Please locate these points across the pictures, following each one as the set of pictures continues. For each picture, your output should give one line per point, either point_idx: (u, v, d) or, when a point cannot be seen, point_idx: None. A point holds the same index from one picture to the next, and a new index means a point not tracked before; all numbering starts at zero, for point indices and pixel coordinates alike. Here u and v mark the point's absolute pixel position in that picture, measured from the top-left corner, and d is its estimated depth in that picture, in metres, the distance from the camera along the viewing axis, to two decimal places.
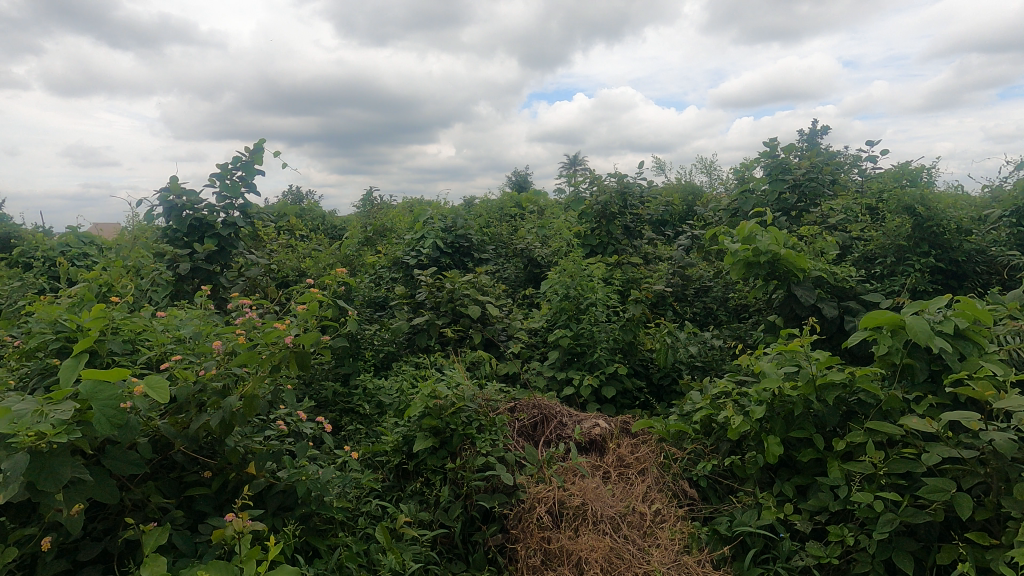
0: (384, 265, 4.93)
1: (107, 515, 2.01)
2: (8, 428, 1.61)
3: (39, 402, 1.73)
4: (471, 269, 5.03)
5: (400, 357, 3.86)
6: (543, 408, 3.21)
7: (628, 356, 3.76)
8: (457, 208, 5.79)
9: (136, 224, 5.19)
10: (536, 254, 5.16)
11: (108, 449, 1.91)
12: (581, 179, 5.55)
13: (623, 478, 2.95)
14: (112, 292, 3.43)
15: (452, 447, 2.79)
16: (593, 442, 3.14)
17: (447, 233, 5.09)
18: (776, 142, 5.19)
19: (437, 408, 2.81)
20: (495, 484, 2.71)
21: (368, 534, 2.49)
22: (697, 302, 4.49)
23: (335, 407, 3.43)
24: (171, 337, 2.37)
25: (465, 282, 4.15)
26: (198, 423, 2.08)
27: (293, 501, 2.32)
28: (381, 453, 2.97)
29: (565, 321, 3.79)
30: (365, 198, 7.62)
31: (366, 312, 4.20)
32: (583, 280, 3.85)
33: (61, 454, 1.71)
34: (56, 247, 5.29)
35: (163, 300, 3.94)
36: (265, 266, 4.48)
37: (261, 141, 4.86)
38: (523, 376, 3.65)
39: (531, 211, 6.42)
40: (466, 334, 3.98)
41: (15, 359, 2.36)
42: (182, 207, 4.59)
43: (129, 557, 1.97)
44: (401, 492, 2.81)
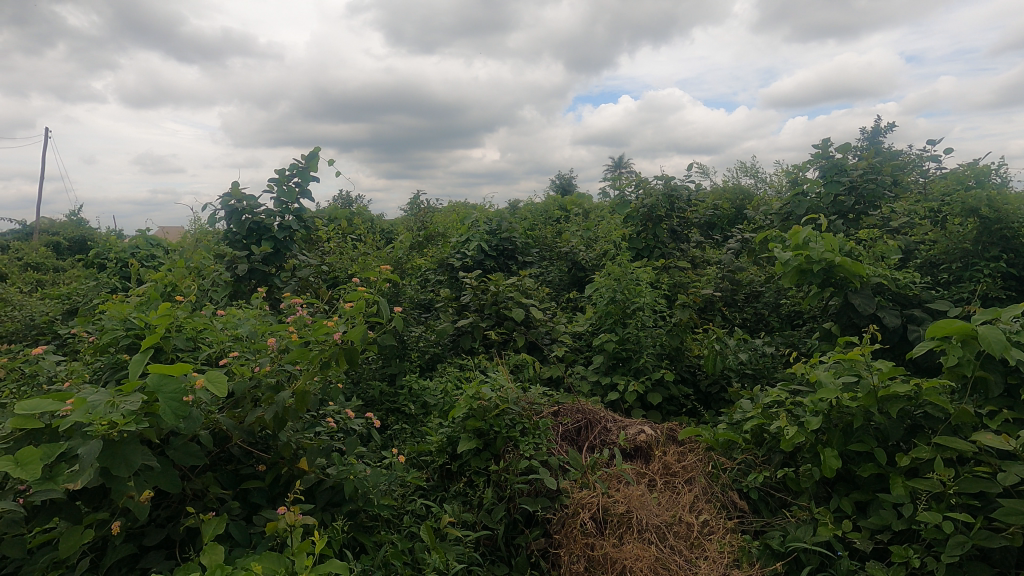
0: (430, 267, 5.02)
1: (169, 503, 2.13)
2: (85, 418, 1.72)
3: (111, 394, 1.84)
4: (515, 273, 5.04)
5: (445, 359, 3.92)
6: (587, 413, 3.18)
7: (675, 362, 3.69)
8: (501, 212, 5.82)
9: (199, 228, 5.47)
10: (581, 257, 5.12)
11: (173, 440, 2.00)
12: (627, 182, 5.48)
13: (669, 487, 2.87)
14: (176, 292, 3.63)
15: (495, 450, 2.81)
16: (637, 448, 3.08)
17: (492, 236, 5.13)
18: (830, 143, 4.99)
19: (482, 410, 2.82)
20: (539, 488, 2.72)
21: (413, 533, 2.54)
22: (747, 308, 4.35)
23: (382, 405, 3.51)
24: (229, 336, 2.47)
25: (510, 284, 4.17)
26: (254, 417, 2.17)
27: (341, 497, 2.38)
28: (426, 453, 3.00)
29: (610, 325, 3.73)
30: (412, 202, 7.78)
31: (413, 314, 4.29)
32: (628, 283, 3.78)
33: (132, 442, 1.81)
34: (127, 249, 5.62)
35: (221, 299, 4.13)
36: (316, 267, 4.63)
37: (317, 149, 5.05)
38: (567, 380, 3.63)
39: (575, 213, 6.40)
40: (510, 336, 3.98)
41: (91, 353, 2.53)
42: (242, 211, 4.81)
43: (189, 545, 2.07)
44: (445, 492, 2.85)
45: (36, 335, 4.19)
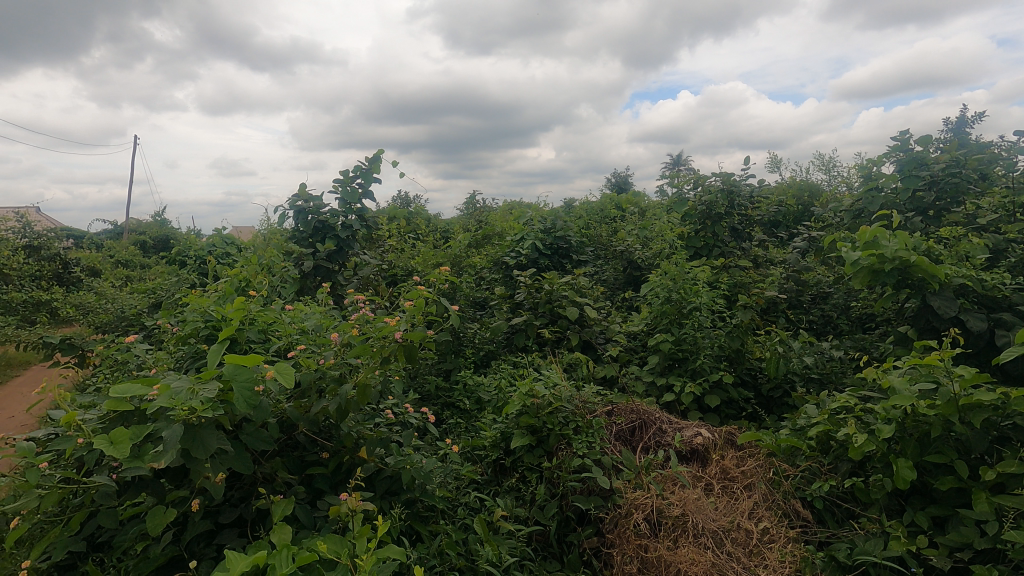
0: (485, 265, 5.08)
1: (242, 485, 2.28)
2: (168, 403, 1.86)
3: (192, 381, 1.97)
4: (570, 271, 5.02)
5: (499, 356, 3.97)
6: (642, 413, 3.14)
7: (734, 365, 3.58)
8: (556, 210, 5.82)
9: (269, 227, 5.77)
10: (636, 257, 5.03)
11: (245, 426, 2.13)
12: (686, 180, 5.35)
13: (727, 492, 2.78)
14: (249, 288, 3.86)
15: (548, 446, 2.83)
16: (694, 451, 3.00)
17: (547, 234, 5.15)
18: (909, 135, 4.68)
19: (535, 407, 2.85)
20: (592, 487, 2.71)
21: (466, 525, 2.59)
22: (814, 310, 4.16)
23: (437, 400, 3.59)
24: (296, 329, 2.60)
25: (564, 283, 4.17)
26: (318, 408, 2.27)
27: (399, 486, 2.47)
28: (480, 447, 3.06)
29: (666, 325, 3.66)
30: (468, 202, 7.91)
31: (468, 312, 4.36)
32: (685, 283, 3.70)
33: (209, 427, 1.94)
34: (205, 248, 6.01)
35: (289, 294, 4.35)
36: (377, 265, 4.79)
37: (378, 150, 5.22)
38: (621, 380, 3.59)
39: (632, 212, 6.31)
40: (564, 335, 3.98)
41: (173, 343, 2.73)
42: (308, 211, 5.03)
43: (259, 524, 2.21)
44: (498, 487, 2.89)
45: (127, 326, 4.53)
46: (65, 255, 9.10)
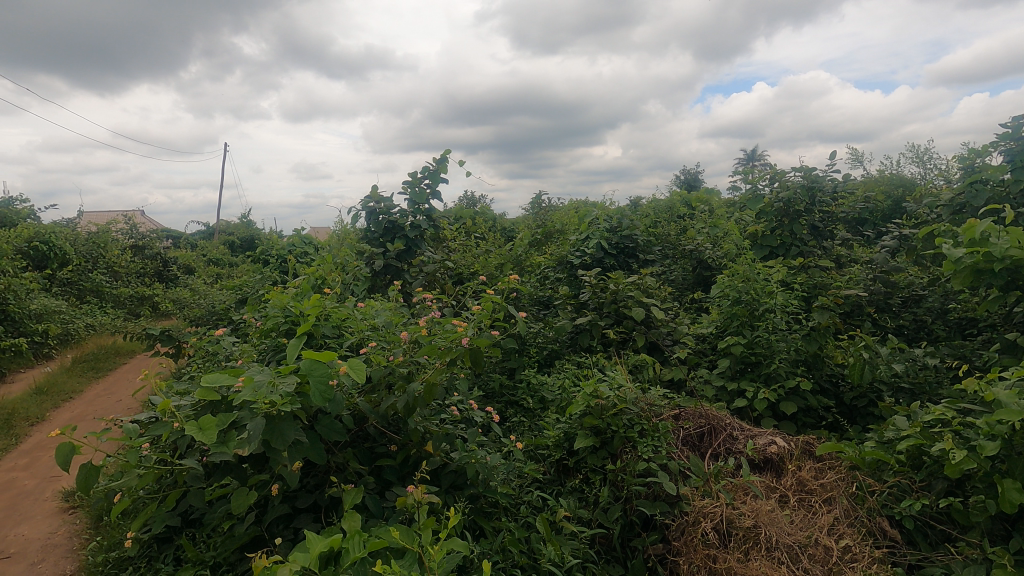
0: (550, 265, 5.08)
1: (317, 473, 2.40)
2: (252, 395, 1.98)
3: (272, 374, 2.08)
4: (636, 271, 4.91)
5: (563, 355, 3.96)
6: (711, 418, 3.02)
7: (814, 371, 3.38)
8: (622, 209, 5.72)
9: (342, 228, 6.04)
10: (706, 256, 4.84)
11: (320, 418, 2.24)
12: (760, 176, 5.10)
13: (804, 505, 2.62)
14: (324, 285, 4.06)
15: (612, 449, 2.78)
16: (767, 460, 2.86)
17: (612, 233, 5.06)
18: (1022, 122, 4.22)
19: (599, 408, 2.81)
20: (658, 492, 2.64)
21: (529, 523, 2.60)
22: (905, 314, 3.85)
23: (501, 398, 3.63)
24: (368, 325, 2.71)
25: (630, 283, 4.08)
26: (387, 404, 2.35)
27: (463, 481, 2.52)
28: (543, 446, 3.06)
29: (737, 328, 3.51)
30: (534, 201, 7.93)
31: (532, 311, 4.37)
32: (759, 284, 3.53)
33: (287, 419, 2.06)
34: (286, 247, 6.38)
35: (361, 292, 4.53)
36: (443, 264, 4.90)
37: (446, 151, 5.33)
38: (689, 384, 3.48)
39: (702, 210, 6.09)
40: (629, 336, 3.91)
41: (257, 336, 2.92)
42: (379, 212, 5.22)
43: (332, 511, 2.31)
44: (561, 487, 2.88)
45: (217, 320, 4.88)
46: (165, 255, 9.95)
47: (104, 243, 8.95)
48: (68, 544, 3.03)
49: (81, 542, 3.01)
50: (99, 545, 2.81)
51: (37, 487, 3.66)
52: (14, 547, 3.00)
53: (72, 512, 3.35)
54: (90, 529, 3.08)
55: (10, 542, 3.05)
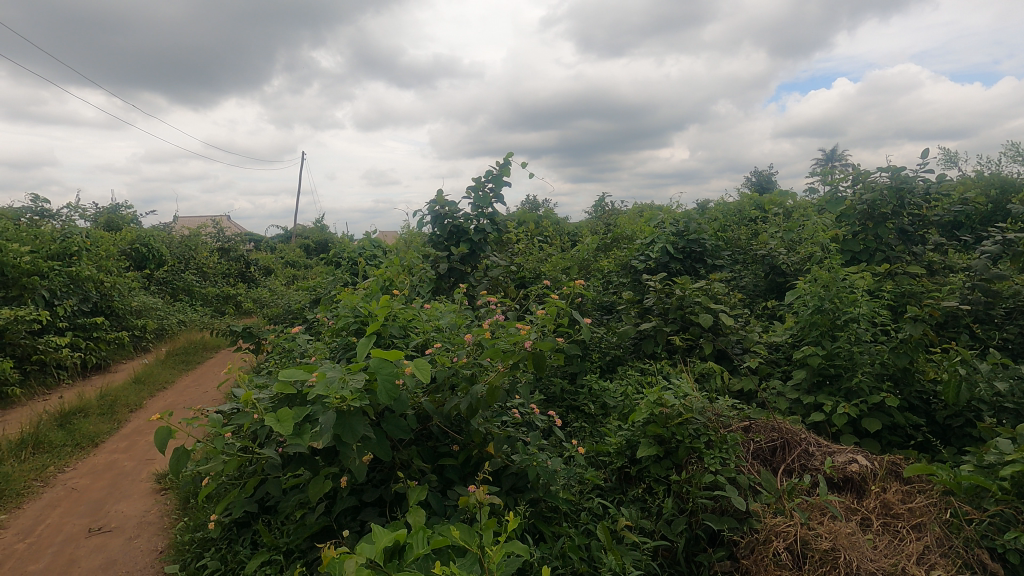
0: (613, 269, 5.00)
1: (383, 468, 2.48)
2: (325, 390, 2.07)
3: (343, 371, 2.17)
4: (703, 277, 4.74)
5: (626, 362, 3.89)
6: (784, 432, 2.87)
7: (901, 386, 3.13)
8: (689, 212, 5.54)
9: (409, 231, 6.22)
10: (780, 261, 4.60)
11: (386, 415, 2.31)
12: (841, 177, 4.80)
13: (888, 530, 2.43)
14: (392, 287, 4.20)
15: (677, 459, 2.70)
16: (847, 479, 2.68)
17: (679, 238, 4.91)
18: None
19: (663, 416, 2.73)
20: (725, 506, 2.54)
21: (589, 530, 2.57)
22: (1010, 326, 3.50)
23: (562, 402, 3.61)
24: (433, 327, 2.77)
25: (697, 288, 3.94)
26: (451, 405, 2.39)
27: (523, 484, 2.52)
28: (605, 453, 3.01)
29: (816, 338, 3.32)
30: (597, 205, 7.85)
31: (594, 316, 4.32)
32: (840, 291, 3.32)
33: (357, 415, 2.13)
34: (356, 250, 6.65)
35: (426, 293, 4.65)
36: (506, 267, 4.94)
37: (510, 155, 5.37)
38: (761, 395, 3.32)
39: (775, 213, 5.81)
40: (696, 343, 3.77)
41: (329, 334, 3.06)
42: (444, 216, 5.34)
43: (397, 506, 2.38)
44: (623, 495, 2.82)
45: (292, 318, 5.16)
46: (247, 256, 10.65)
47: (195, 245, 9.68)
48: (159, 522, 3.29)
49: (171, 521, 3.26)
50: (186, 524, 3.03)
51: (135, 468, 4.00)
52: (114, 522, 3.29)
53: (164, 493, 3.63)
54: (178, 510, 3.32)
55: (112, 517, 3.35)
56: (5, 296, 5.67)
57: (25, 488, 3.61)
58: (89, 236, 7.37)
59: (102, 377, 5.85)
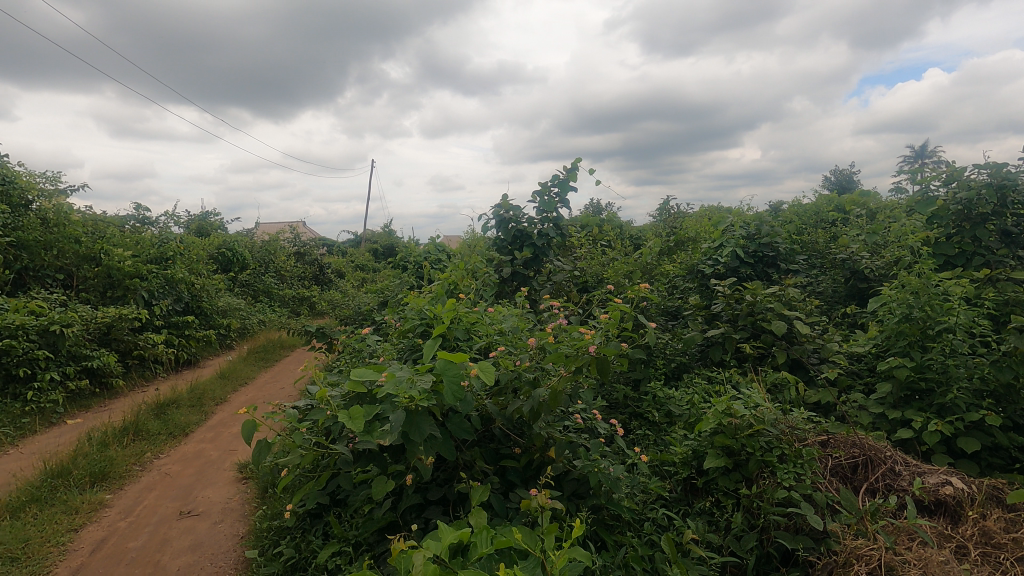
0: (679, 274, 4.87)
1: (446, 468, 2.54)
2: (394, 390, 2.14)
3: (412, 371, 2.23)
4: (776, 282, 4.52)
5: (692, 369, 3.79)
6: (867, 449, 2.68)
7: (1003, 404, 2.86)
8: (761, 214, 5.31)
9: (473, 236, 6.33)
10: (863, 266, 4.32)
11: (451, 416, 2.36)
12: (933, 175, 4.45)
13: (989, 561, 2.21)
14: (457, 290, 4.29)
15: (747, 472, 2.58)
16: (939, 502, 2.47)
17: (750, 241, 4.72)
18: None
19: (732, 427, 2.63)
20: (800, 525, 2.41)
21: (653, 541, 2.52)
22: None
23: (625, 409, 3.56)
24: (496, 330, 2.80)
25: (769, 294, 3.76)
26: (514, 408, 2.40)
27: (585, 490, 2.50)
28: (670, 463, 2.93)
29: (903, 348, 3.09)
30: (662, 208, 7.67)
31: (659, 322, 4.22)
32: (932, 298, 3.07)
33: (423, 414, 2.19)
34: (422, 255, 6.84)
35: (489, 297, 4.72)
36: (569, 272, 4.92)
37: (576, 160, 5.35)
38: (840, 408, 3.13)
39: (857, 214, 5.45)
40: (768, 351, 3.60)
41: (397, 336, 3.16)
42: (508, 220, 5.39)
43: (459, 506, 2.42)
44: (689, 507, 2.74)
45: (362, 320, 5.37)
46: (321, 261, 11.20)
47: (274, 250, 10.29)
48: (241, 508, 3.51)
49: (251, 508, 3.47)
50: (265, 512, 3.23)
51: (220, 458, 4.30)
52: (202, 506, 3.55)
53: (245, 482, 3.88)
54: (258, 498, 3.54)
55: (200, 502, 3.61)
56: (112, 296, 6.24)
57: (127, 472, 3.96)
58: (182, 242, 7.98)
59: (192, 371, 6.33)
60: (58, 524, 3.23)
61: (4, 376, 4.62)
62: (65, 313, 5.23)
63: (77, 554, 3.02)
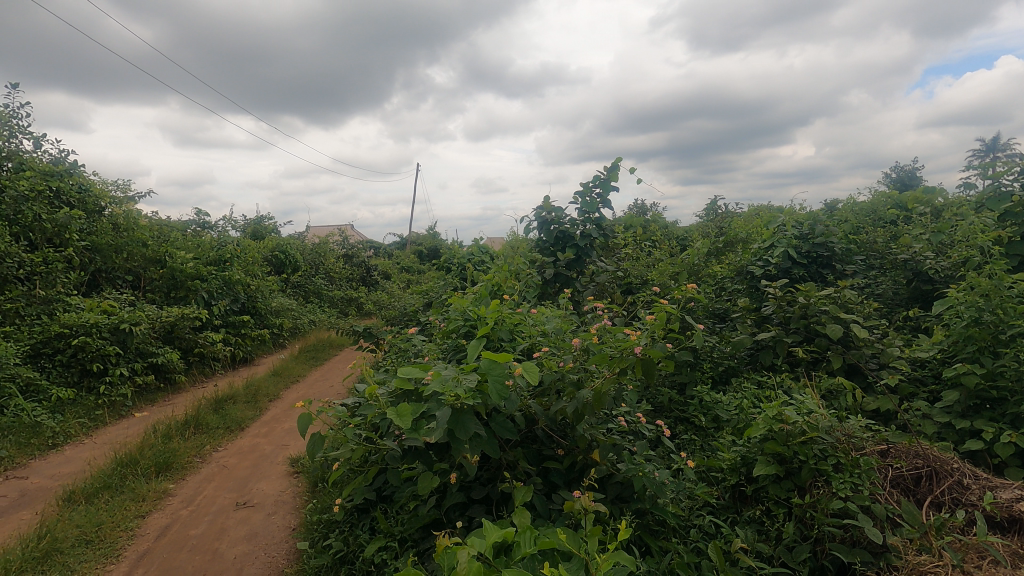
0: (727, 275, 4.74)
1: (490, 467, 2.56)
2: (440, 388, 2.17)
3: (457, 371, 2.26)
4: (832, 284, 4.33)
5: (741, 373, 3.68)
6: (932, 460, 2.54)
7: None
8: (815, 213, 5.11)
9: (516, 237, 6.36)
10: (927, 267, 4.09)
11: (495, 415, 2.38)
12: (1006, 169, 4.16)
13: None
14: (500, 291, 4.32)
15: (800, 481, 2.49)
16: (1013, 519, 2.31)
17: (803, 241, 4.54)
18: None
19: (784, 433, 2.54)
20: (857, 537, 2.30)
21: (699, 549, 2.46)
22: None
23: (671, 413, 3.49)
24: (539, 331, 2.81)
25: (824, 296, 3.61)
26: (557, 408, 2.40)
27: (629, 494, 2.47)
28: (717, 469, 2.86)
29: (972, 354, 2.91)
30: (709, 207, 7.49)
31: (706, 324, 4.12)
32: (1005, 301, 2.88)
33: (469, 413, 2.21)
34: (466, 256, 6.92)
35: (532, 298, 4.73)
36: (612, 273, 4.87)
37: (618, 159, 5.30)
38: (901, 417, 2.97)
39: (921, 212, 5.16)
40: (822, 356, 3.46)
41: (441, 336, 3.21)
42: (551, 221, 5.39)
43: (503, 506, 2.44)
44: (737, 515, 2.67)
45: (407, 320, 5.47)
46: (368, 262, 11.50)
47: (324, 252, 10.63)
48: (293, 501, 3.65)
49: (303, 502, 3.61)
50: (315, 506, 3.34)
51: (274, 452, 4.48)
52: (257, 498, 3.71)
53: (296, 476, 4.03)
54: (309, 492, 3.67)
55: (255, 494, 3.77)
56: (175, 296, 6.61)
57: (189, 463, 4.17)
58: (239, 245, 8.35)
59: (248, 369, 6.63)
60: (127, 510, 3.44)
61: (80, 370, 4.95)
62: (134, 312, 5.56)
63: (144, 539, 3.21)
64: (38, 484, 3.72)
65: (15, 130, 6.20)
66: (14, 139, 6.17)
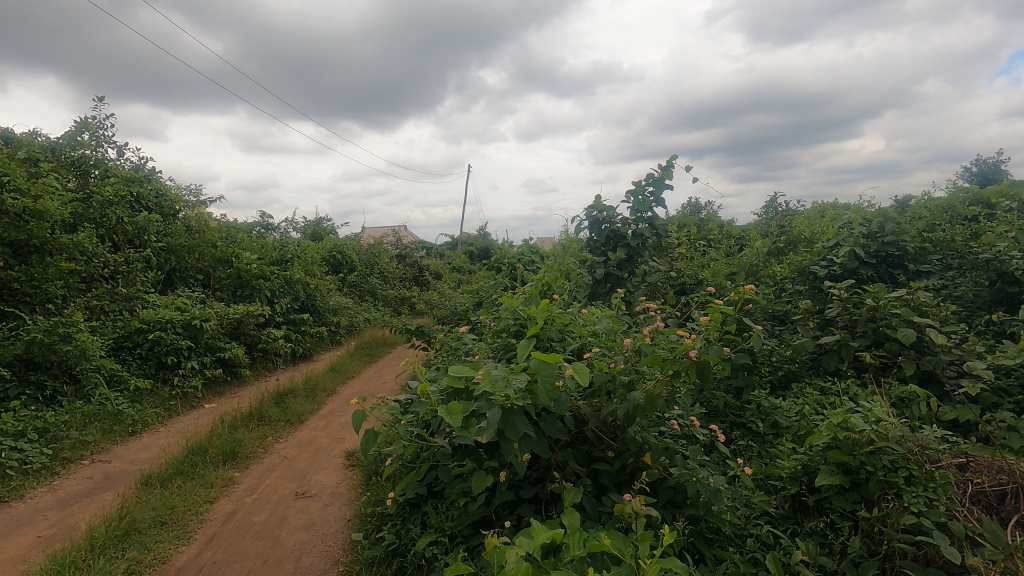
0: (788, 275, 4.54)
1: (540, 467, 2.56)
2: (491, 388, 2.18)
3: (507, 371, 2.27)
4: (903, 285, 4.07)
5: (802, 378, 3.52)
6: (1019, 476, 2.32)
7: None
8: (885, 210, 4.81)
9: (566, 237, 6.34)
10: (1014, 266, 3.76)
11: (545, 416, 2.37)
12: None
13: None
14: (551, 291, 4.31)
15: (867, 493, 2.35)
16: None
17: (871, 240, 4.29)
18: None
19: (849, 442, 2.41)
20: (931, 556, 2.15)
21: (756, 559, 2.37)
22: None
23: (726, 418, 3.39)
24: (589, 331, 2.78)
25: (895, 298, 3.40)
26: (608, 411, 2.36)
27: (682, 500, 2.41)
28: (776, 477, 2.75)
29: None
30: (769, 205, 7.20)
31: (764, 326, 3.97)
32: None
33: (519, 413, 2.21)
34: (516, 256, 6.95)
35: (582, 298, 4.70)
36: (665, 273, 4.77)
37: (672, 157, 5.18)
38: (982, 428, 2.76)
39: (1006, 207, 4.77)
40: (892, 362, 3.26)
41: (491, 335, 3.24)
42: (602, 221, 5.33)
43: (552, 506, 2.43)
44: (797, 526, 2.55)
45: (458, 319, 5.55)
46: (421, 262, 11.75)
47: (379, 253, 10.94)
48: (348, 493, 3.78)
49: (357, 494, 3.72)
50: (369, 498, 3.44)
51: (331, 445, 4.65)
52: (315, 489, 3.86)
53: (352, 469, 4.17)
54: (363, 485, 3.79)
55: (313, 485, 3.93)
56: (241, 295, 6.98)
57: (253, 453, 4.39)
58: (299, 245, 8.72)
59: (307, 364, 6.92)
60: (197, 494, 3.65)
61: (156, 363, 5.29)
62: (204, 309, 5.91)
63: (211, 523, 3.41)
64: (120, 467, 4.01)
65: (101, 139, 6.69)
66: (100, 148, 6.67)
